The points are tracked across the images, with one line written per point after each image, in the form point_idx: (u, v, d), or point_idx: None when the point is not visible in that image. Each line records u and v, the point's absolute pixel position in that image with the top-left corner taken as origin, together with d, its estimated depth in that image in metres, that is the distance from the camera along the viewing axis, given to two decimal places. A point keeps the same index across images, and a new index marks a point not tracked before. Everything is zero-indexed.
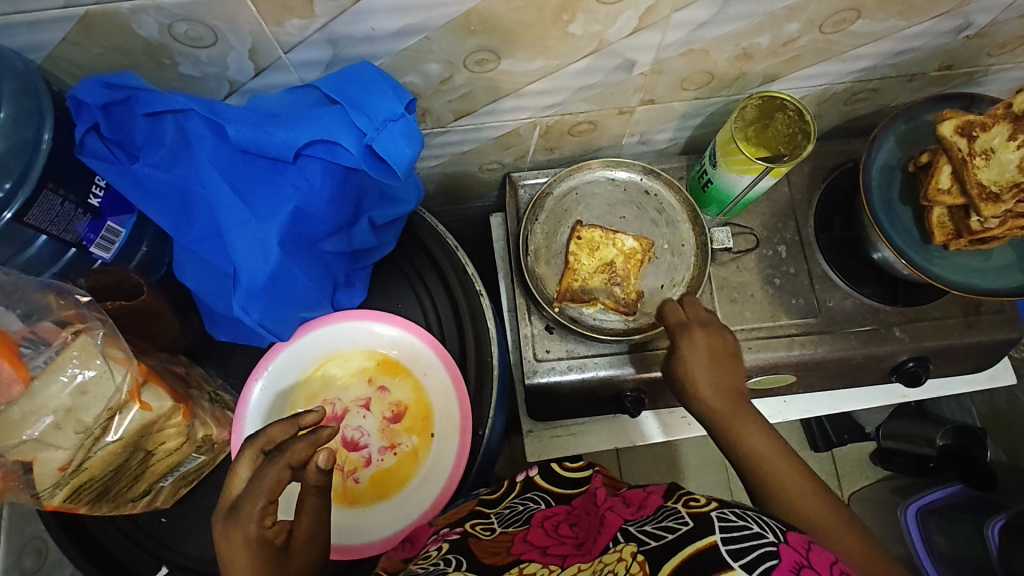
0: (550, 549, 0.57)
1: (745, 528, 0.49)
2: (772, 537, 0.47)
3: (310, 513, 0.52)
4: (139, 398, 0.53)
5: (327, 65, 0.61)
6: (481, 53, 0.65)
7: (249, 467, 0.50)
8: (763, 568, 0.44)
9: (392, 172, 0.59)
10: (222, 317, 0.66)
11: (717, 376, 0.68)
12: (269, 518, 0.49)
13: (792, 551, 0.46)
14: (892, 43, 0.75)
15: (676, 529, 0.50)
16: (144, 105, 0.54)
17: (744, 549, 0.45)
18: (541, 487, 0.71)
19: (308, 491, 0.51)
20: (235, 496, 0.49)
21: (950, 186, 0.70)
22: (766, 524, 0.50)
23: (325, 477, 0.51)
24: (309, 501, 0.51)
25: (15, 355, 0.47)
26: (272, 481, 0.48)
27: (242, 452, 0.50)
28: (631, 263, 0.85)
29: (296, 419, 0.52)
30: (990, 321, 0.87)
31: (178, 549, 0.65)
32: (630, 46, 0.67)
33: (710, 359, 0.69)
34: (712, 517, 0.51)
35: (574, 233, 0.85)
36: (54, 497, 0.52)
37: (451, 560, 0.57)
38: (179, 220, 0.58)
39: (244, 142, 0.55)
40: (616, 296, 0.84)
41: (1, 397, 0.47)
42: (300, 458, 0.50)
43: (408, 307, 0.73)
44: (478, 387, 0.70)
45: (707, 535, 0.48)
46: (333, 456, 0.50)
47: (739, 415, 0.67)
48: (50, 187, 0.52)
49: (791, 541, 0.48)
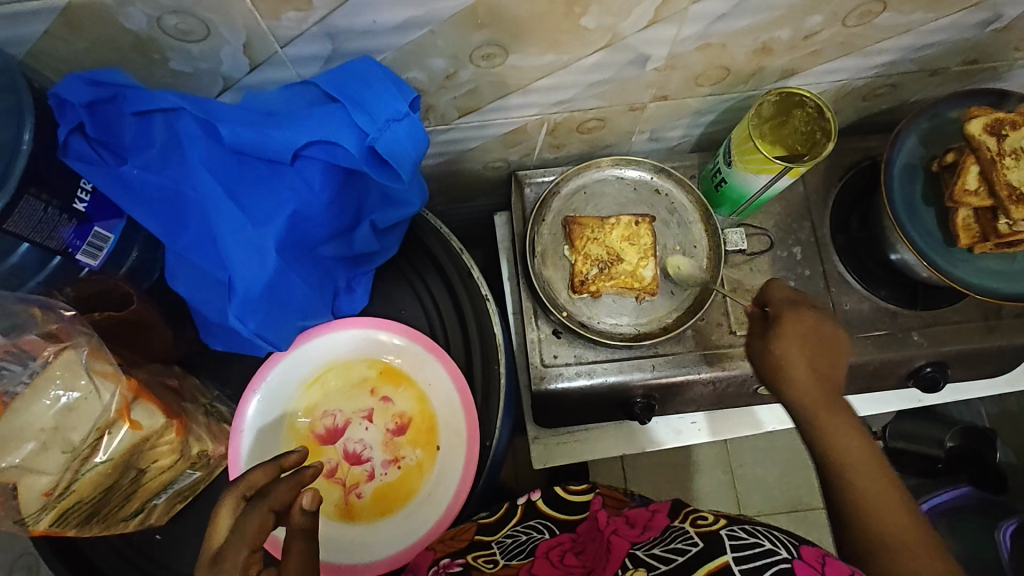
0: None
1: (757, 545, 0.47)
2: (785, 553, 0.46)
3: (297, 556, 0.48)
4: (128, 417, 0.50)
5: (326, 61, 0.58)
6: (488, 46, 0.61)
7: (231, 513, 0.49)
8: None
9: (396, 174, 0.56)
10: (217, 326, 0.62)
11: (806, 383, 0.60)
12: (255, 567, 0.46)
13: (806, 568, 0.45)
14: (917, 36, 0.71)
15: (686, 551, 0.49)
16: (132, 103, 0.51)
17: (758, 568, 0.45)
18: (544, 513, 0.68)
19: (294, 536, 0.48)
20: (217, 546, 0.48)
21: (977, 187, 0.68)
22: (778, 538, 0.49)
23: (311, 517, 0.48)
24: (296, 544, 0.48)
25: None
26: (255, 524, 0.47)
27: (221, 503, 0.49)
28: (627, 278, 0.80)
29: (279, 460, 0.52)
30: (1010, 325, 0.85)
31: (174, 568, 0.63)
32: (645, 39, 0.64)
33: (799, 352, 0.61)
34: (722, 536, 0.50)
35: (636, 222, 0.81)
36: (40, 522, 0.49)
37: None
38: (171, 225, 0.55)
39: (239, 143, 0.52)
40: (586, 271, 0.80)
41: None
42: (284, 502, 0.49)
43: (411, 313, 0.70)
44: (485, 395, 0.67)
45: (718, 555, 0.47)
46: (317, 498, 0.48)
47: (837, 421, 0.59)
48: (31, 192, 0.49)
49: (806, 557, 0.46)
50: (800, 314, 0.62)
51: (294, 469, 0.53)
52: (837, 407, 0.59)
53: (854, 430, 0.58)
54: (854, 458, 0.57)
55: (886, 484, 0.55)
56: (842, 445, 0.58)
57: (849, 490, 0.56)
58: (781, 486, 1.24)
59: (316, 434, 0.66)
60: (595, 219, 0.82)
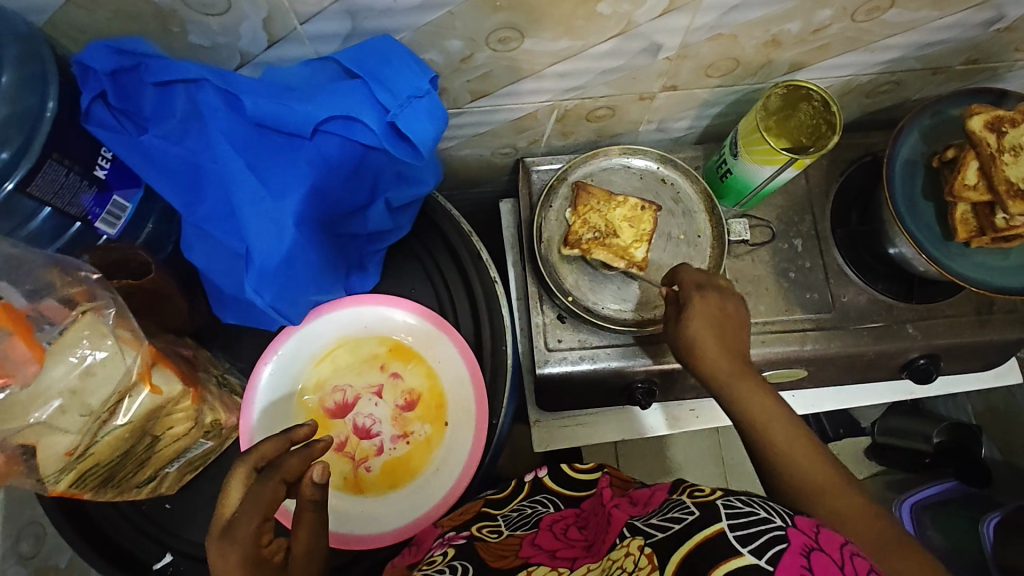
0: (560, 553, 0.56)
1: (752, 513, 0.48)
2: (780, 521, 0.47)
3: (307, 529, 0.51)
4: (149, 381, 0.50)
5: (344, 38, 0.59)
6: (504, 30, 0.62)
7: (241, 486, 0.51)
8: (775, 551, 0.43)
9: (415, 151, 0.57)
10: (230, 299, 0.63)
11: (713, 359, 0.62)
12: (266, 536, 0.49)
13: (800, 534, 0.45)
14: (923, 34, 0.73)
15: (681, 519, 0.49)
16: (154, 74, 0.51)
17: (751, 536, 0.45)
18: (550, 489, 0.70)
19: (306, 508, 0.51)
20: (227, 516, 0.49)
21: (976, 181, 0.70)
22: (773, 508, 0.49)
23: (321, 491, 0.50)
24: (307, 516, 0.51)
25: (29, 332, 0.47)
26: (269, 496, 0.49)
27: (233, 472, 0.51)
28: (616, 250, 0.79)
29: (288, 434, 0.54)
30: (1003, 319, 0.87)
31: (182, 536, 0.63)
32: (658, 28, 0.65)
33: (704, 334, 0.63)
34: (717, 504, 0.50)
35: (640, 207, 0.80)
36: (59, 483, 0.50)
37: (457, 566, 0.56)
38: (189, 196, 0.55)
39: (260, 115, 0.52)
40: (582, 231, 0.81)
41: (15, 379, 0.46)
42: (295, 473, 0.51)
43: (422, 293, 0.71)
44: (493, 375, 0.68)
45: (712, 523, 0.47)
46: (327, 471, 0.50)
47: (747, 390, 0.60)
48: (54, 156, 0.50)
49: (799, 525, 0.47)
50: (706, 297, 0.64)
51: (304, 442, 0.55)
52: (741, 376, 0.61)
53: (758, 393, 0.60)
54: (759, 415, 0.59)
55: (799, 437, 0.57)
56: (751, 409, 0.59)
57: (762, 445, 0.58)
58: None
59: (325, 409, 0.67)
60: (605, 194, 0.82)
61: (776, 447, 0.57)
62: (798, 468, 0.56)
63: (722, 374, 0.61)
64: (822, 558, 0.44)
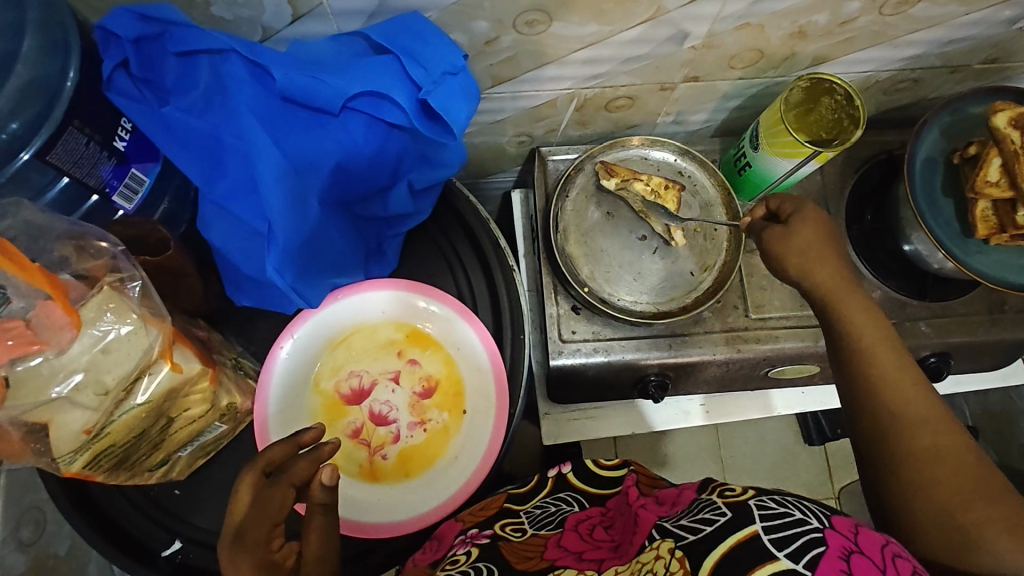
0: (586, 554, 0.56)
1: (786, 515, 0.47)
2: (817, 522, 0.45)
3: (317, 533, 0.50)
4: (170, 358, 0.48)
5: (369, 16, 0.57)
6: (533, 13, 0.61)
7: (250, 492, 0.48)
8: (811, 555, 0.42)
9: (445, 130, 0.56)
10: (246, 280, 0.61)
11: (824, 269, 0.60)
12: (276, 540, 0.48)
13: (839, 537, 0.44)
14: (946, 30, 0.73)
15: (716, 519, 0.49)
16: (178, 43, 0.49)
17: (788, 538, 0.44)
18: (574, 486, 0.69)
19: (314, 511, 0.50)
20: (238, 521, 0.47)
21: (998, 178, 0.69)
22: (809, 508, 0.48)
23: (330, 494, 0.50)
24: (315, 521, 0.50)
25: (69, 302, 0.44)
26: (279, 501, 0.48)
27: (242, 477, 0.48)
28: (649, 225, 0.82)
29: (296, 437, 0.53)
30: (1013, 319, 0.87)
31: (192, 523, 0.62)
32: (687, 15, 0.64)
33: (818, 245, 0.60)
34: (750, 505, 0.49)
35: (663, 184, 0.82)
36: (73, 463, 0.48)
37: (481, 568, 0.55)
38: (210, 171, 0.54)
39: (288, 89, 0.51)
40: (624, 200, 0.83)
41: (49, 344, 0.44)
42: (302, 478, 0.51)
43: (440, 280, 0.70)
44: (513, 364, 0.67)
45: (746, 524, 0.47)
46: (336, 470, 0.50)
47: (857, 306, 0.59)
48: (75, 124, 0.48)
49: (837, 526, 0.45)
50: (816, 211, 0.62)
51: (312, 446, 0.53)
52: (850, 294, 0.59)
53: (869, 311, 0.58)
54: (865, 335, 0.57)
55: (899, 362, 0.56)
56: (858, 328, 0.58)
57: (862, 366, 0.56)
58: (770, 474, 1.26)
59: (341, 394, 0.65)
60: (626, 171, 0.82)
61: (876, 370, 0.56)
62: (897, 390, 0.54)
63: (830, 285, 0.59)
64: (864, 560, 0.42)
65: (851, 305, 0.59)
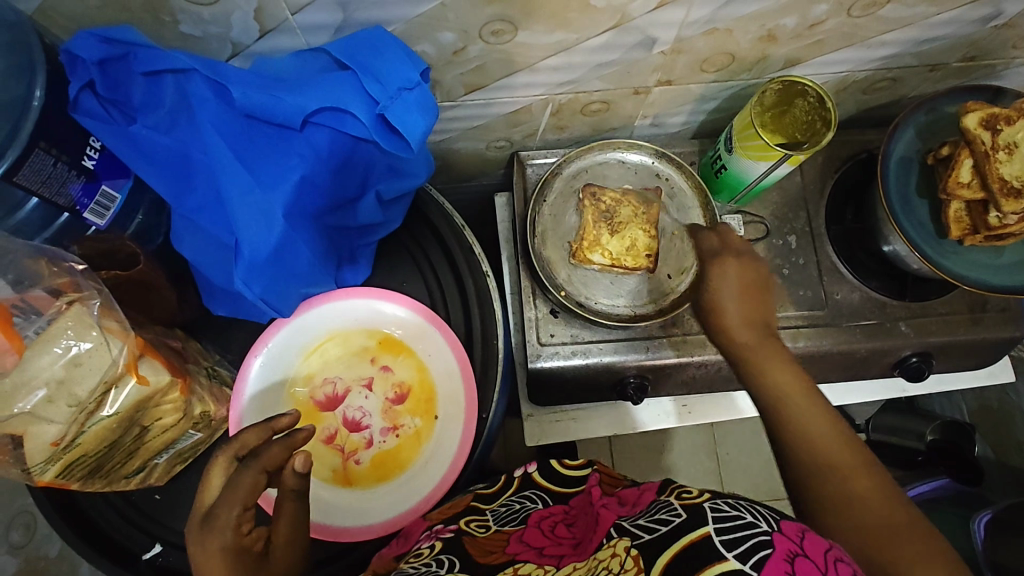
0: (547, 550, 0.56)
1: (738, 518, 0.47)
2: (765, 526, 0.45)
3: (288, 517, 0.51)
4: (136, 371, 0.50)
5: (336, 30, 0.57)
6: (497, 22, 0.61)
7: (223, 475, 0.50)
8: (758, 556, 0.42)
9: (406, 144, 0.57)
10: (221, 292, 0.64)
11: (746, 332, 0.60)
12: (247, 524, 0.48)
13: (785, 540, 0.44)
14: (919, 30, 0.73)
15: (670, 521, 0.49)
16: (143, 63, 0.51)
17: (737, 540, 0.44)
18: (539, 484, 0.70)
19: (286, 498, 0.50)
20: (209, 504, 0.49)
21: (970, 179, 0.69)
22: (760, 512, 0.48)
23: (302, 480, 0.49)
24: (288, 505, 0.51)
25: (6, 322, 0.46)
26: (249, 485, 0.47)
27: (215, 459, 0.50)
28: (594, 234, 0.82)
29: (269, 423, 0.52)
30: (994, 318, 0.87)
31: (172, 527, 0.64)
32: (653, 22, 0.65)
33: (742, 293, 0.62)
34: (705, 508, 0.50)
35: (649, 257, 0.82)
36: (45, 473, 0.50)
37: (444, 560, 0.56)
38: (179, 187, 0.55)
39: (249, 106, 0.52)
40: (604, 203, 0.83)
41: None
42: (276, 462, 0.49)
43: (413, 287, 0.71)
44: (483, 368, 0.68)
45: (699, 526, 0.47)
46: (309, 459, 0.49)
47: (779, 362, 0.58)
48: (42, 146, 0.49)
49: (785, 529, 0.45)
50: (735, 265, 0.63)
51: (286, 432, 0.53)
52: (769, 346, 0.59)
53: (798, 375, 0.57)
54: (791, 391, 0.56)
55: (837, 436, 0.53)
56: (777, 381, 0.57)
57: (796, 445, 0.53)
58: (767, 473, 1.27)
59: (314, 401, 0.67)
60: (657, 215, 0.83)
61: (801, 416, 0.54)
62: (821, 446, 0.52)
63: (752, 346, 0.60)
64: (808, 563, 0.42)
65: (772, 360, 0.58)
